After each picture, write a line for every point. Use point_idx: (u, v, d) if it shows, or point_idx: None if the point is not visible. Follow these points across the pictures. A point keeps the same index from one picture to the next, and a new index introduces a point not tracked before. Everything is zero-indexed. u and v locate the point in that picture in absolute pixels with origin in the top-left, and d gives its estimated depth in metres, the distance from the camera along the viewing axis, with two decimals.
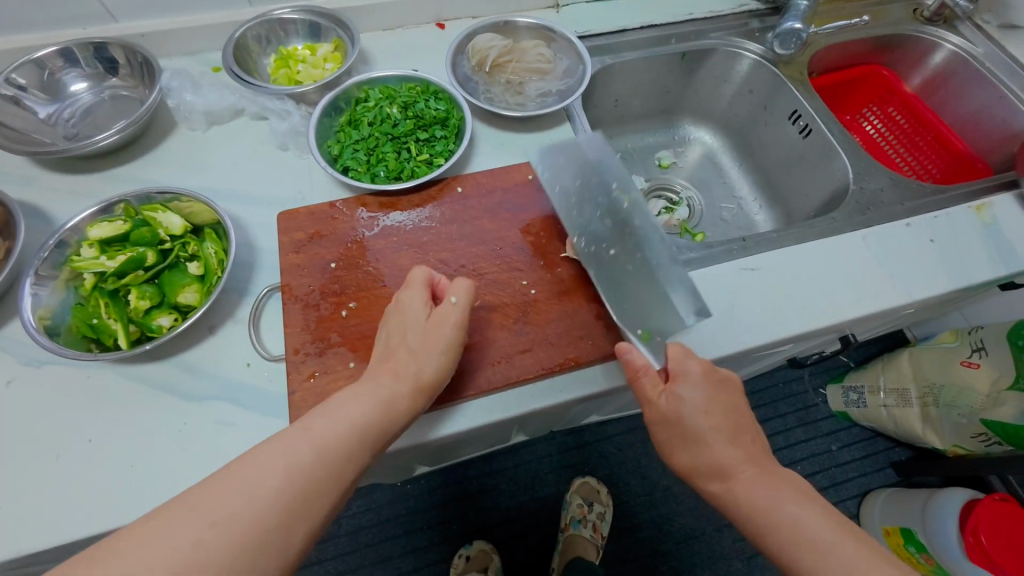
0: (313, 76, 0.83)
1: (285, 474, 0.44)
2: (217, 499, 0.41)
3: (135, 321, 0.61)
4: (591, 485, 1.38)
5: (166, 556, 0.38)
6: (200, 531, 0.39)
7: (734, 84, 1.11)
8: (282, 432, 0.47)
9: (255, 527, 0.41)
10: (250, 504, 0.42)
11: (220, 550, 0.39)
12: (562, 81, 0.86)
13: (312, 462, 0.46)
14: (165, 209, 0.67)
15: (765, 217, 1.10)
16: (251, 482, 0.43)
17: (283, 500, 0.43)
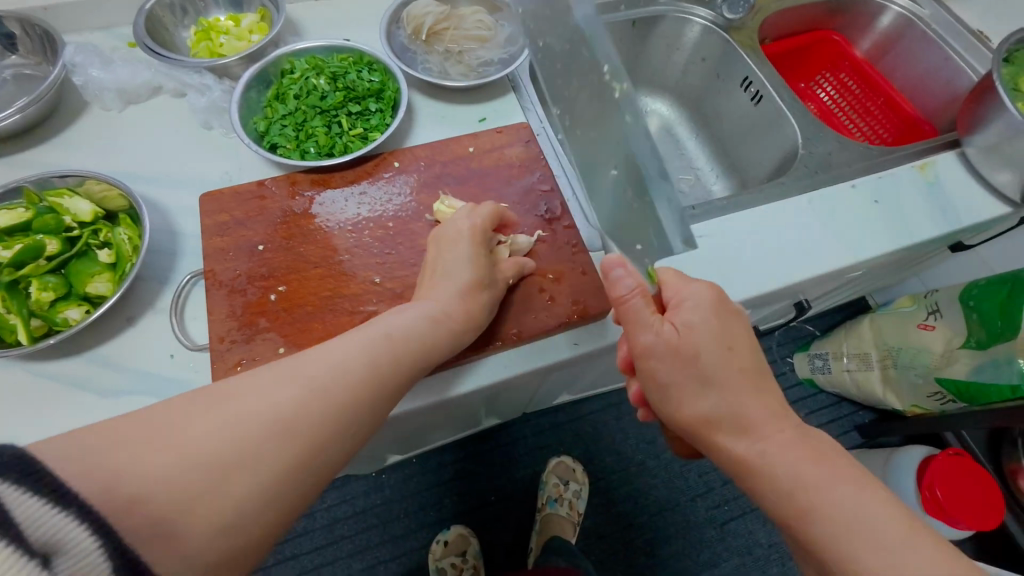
0: (237, 48, 0.77)
1: (299, 396, 0.44)
2: (271, 399, 0.43)
3: (39, 314, 0.56)
4: (568, 463, 1.37)
5: (217, 439, 0.39)
6: (252, 425, 0.41)
7: (685, 52, 1.09)
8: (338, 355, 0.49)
9: (297, 436, 0.43)
10: (298, 411, 0.43)
11: (265, 447, 0.41)
12: (504, 49, 0.83)
13: (342, 387, 0.47)
14: (72, 194, 0.62)
15: (721, 186, 1.10)
16: (304, 392, 0.45)
17: (319, 415, 0.45)
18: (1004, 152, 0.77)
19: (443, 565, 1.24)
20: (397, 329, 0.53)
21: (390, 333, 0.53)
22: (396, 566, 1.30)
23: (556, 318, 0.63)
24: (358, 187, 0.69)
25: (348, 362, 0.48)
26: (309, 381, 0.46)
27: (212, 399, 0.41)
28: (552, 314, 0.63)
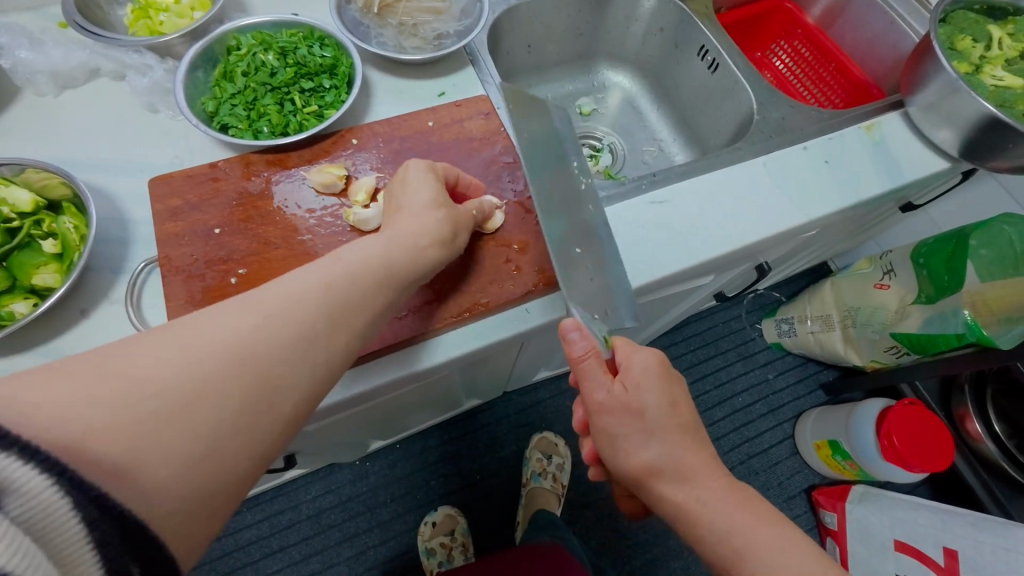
0: (178, 26, 0.74)
1: (250, 328, 0.41)
2: (191, 339, 0.38)
3: None
4: (547, 438, 1.41)
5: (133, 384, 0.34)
6: (173, 363, 0.36)
7: (643, 22, 1.09)
8: (249, 293, 0.44)
9: (218, 374, 0.38)
10: (217, 350, 0.39)
11: (190, 387, 0.36)
12: (459, 20, 0.81)
13: (268, 319, 0.42)
14: (9, 183, 0.59)
15: (684, 156, 1.12)
16: (222, 328, 0.40)
17: (241, 350, 0.40)
18: (943, 110, 0.81)
19: (432, 544, 1.26)
20: (351, 255, 0.51)
21: (359, 254, 0.52)
22: (385, 550, 1.31)
23: (521, 285, 0.64)
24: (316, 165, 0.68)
25: (285, 302, 0.44)
26: (159, 363, 0.36)
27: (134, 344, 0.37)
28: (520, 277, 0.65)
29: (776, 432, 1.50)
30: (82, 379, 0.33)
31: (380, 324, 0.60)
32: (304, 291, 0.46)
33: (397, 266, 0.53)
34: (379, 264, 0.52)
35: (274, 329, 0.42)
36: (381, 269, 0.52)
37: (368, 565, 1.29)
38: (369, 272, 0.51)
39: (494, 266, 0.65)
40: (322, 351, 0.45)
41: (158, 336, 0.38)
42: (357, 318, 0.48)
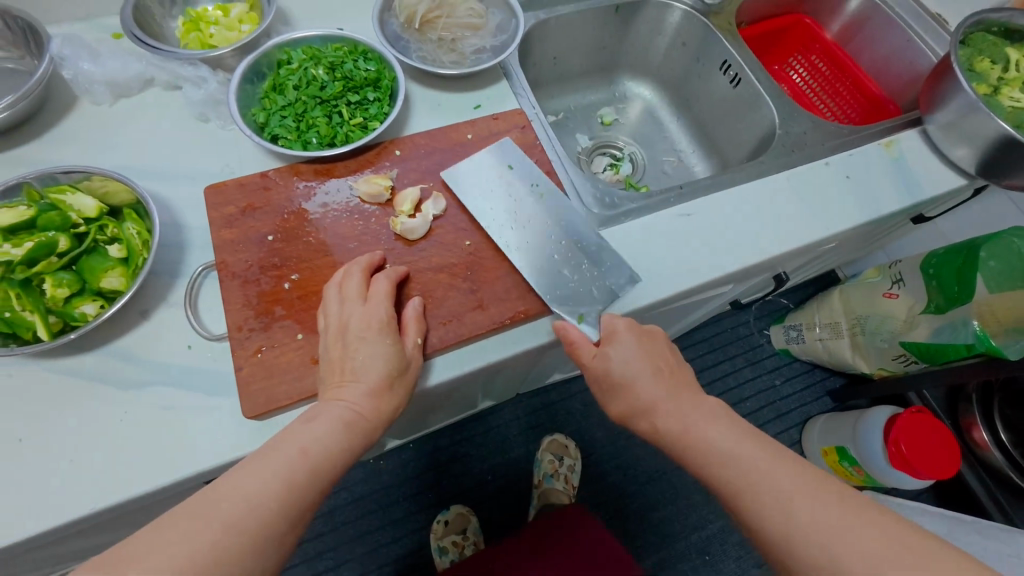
0: (228, 39, 0.77)
1: (276, 480, 0.45)
2: (222, 505, 0.42)
3: (55, 311, 0.56)
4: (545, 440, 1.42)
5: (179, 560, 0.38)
6: (213, 534, 0.40)
7: (667, 37, 1.12)
8: (268, 447, 0.47)
9: (256, 530, 0.42)
10: (250, 510, 0.42)
11: (233, 548, 0.40)
12: (496, 36, 0.84)
13: (292, 463, 0.46)
14: (76, 190, 0.62)
15: (703, 167, 1.15)
16: (251, 484, 0.44)
17: (271, 501, 0.44)
18: (963, 129, 0.84)
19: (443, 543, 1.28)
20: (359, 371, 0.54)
21: (364, 367, 0.54)
22: (399, 548, 1.34)
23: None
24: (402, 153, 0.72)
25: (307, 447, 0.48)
26: (199, 533, 0.40)
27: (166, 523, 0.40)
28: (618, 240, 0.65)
29: (784, 437, 1.53)
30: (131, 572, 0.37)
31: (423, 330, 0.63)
32: (319, 428, 0.49)
33: (372, 411, 0.53)
34: (352, 421, 0.51)
35: (256, 502, 0.43)
36: (360, 422, 0.52)
37: (383, 562, 1.32)
38: (341, 434, 0.50)
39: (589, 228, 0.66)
40: (339, 468, 0.49)
41: (160, 526, 0.40)
42: (369, 434, 0.53)
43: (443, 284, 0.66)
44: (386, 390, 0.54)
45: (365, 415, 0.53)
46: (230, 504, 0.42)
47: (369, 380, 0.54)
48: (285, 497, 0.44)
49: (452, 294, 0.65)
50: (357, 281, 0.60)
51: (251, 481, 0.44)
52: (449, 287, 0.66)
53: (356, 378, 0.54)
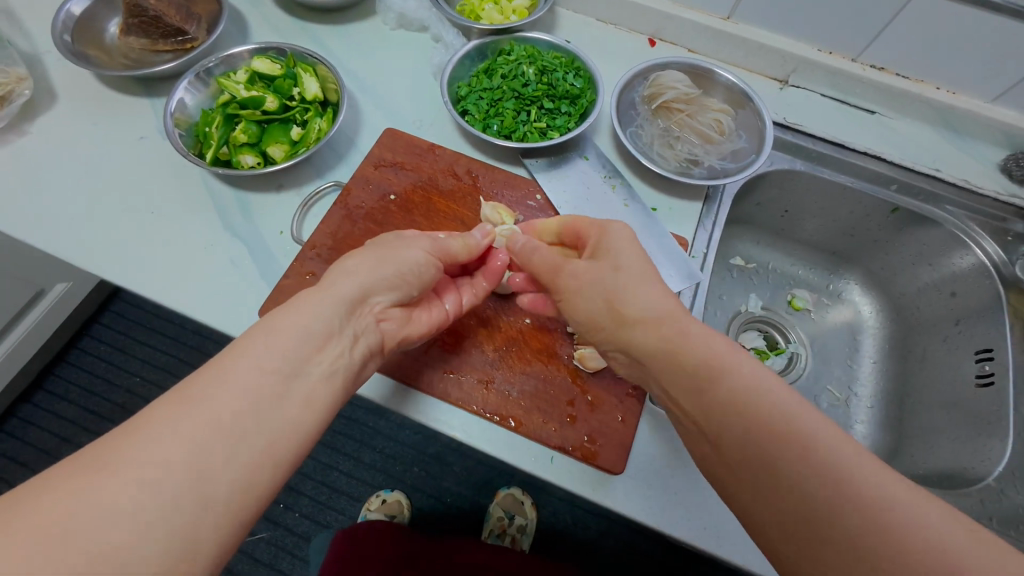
0: (492, 19, 0.86)
1: (249, 372, 0.39)
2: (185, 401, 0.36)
3: (230, 147, 0.69)
4: (517, 495, 1.21)
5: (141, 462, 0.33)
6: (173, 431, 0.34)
7: (938, 274, 0.87)
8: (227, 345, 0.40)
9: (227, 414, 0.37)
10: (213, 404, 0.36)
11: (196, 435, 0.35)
12: (722, 159, 0.75)
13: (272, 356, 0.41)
14: (311, 75, 0.74)
15: (867, 433, 0.87)
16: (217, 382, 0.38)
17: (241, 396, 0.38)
18: None
19: (370, 516, 1.17)
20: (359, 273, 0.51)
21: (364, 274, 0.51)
22: None
23: (653, 301, 0.48)
24: (576, 172, 0.74)
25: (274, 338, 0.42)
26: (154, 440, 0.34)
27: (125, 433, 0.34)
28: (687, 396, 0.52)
29: None
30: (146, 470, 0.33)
31: (421, 364, 0.60)
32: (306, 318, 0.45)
33: (335, 313, 0.46)
34: (310, 327, 0.44)
35: (177, 424, 0.35)
36: (322, 327, 0.45)
37: None
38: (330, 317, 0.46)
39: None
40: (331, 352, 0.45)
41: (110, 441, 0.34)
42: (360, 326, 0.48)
43: (474, 338, 0.61)
44: (359, 292, 0.49)
45: (331, 317, 0.46)
46: (145, 429, 0.34)
47: (339, 287, 0.48)
48: (209, 415, 0.36)
49: (472, 353, 0.61)
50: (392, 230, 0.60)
51: (166, 399, 0.36)
52: (477, 344, 0.61)
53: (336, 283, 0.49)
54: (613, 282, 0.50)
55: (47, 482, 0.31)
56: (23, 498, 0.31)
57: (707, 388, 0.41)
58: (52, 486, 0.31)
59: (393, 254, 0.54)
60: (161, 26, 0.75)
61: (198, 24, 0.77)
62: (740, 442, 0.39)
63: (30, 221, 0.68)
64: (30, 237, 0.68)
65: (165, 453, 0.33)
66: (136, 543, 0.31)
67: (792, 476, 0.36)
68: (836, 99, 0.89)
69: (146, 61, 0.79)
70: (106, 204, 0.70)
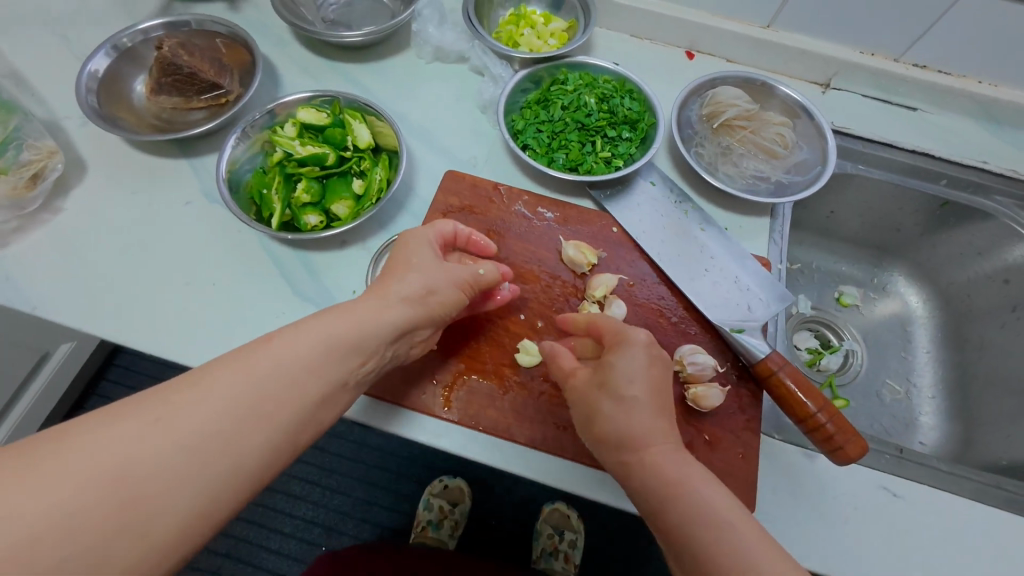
0: (532, 45, 0.82)
1: (254, 373, 0.38)
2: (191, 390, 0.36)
3: (292, 208, 0.66)
4: (563, 510, 1.13)
5: (126, 443, 0.33)
6: (163, 418, 0.34)
7: (991, 263, 0.88)
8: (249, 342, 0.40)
9: (223, 415, 0.36)
10: (213, 401, 0.36)
11: (190, 431, 0.35)
12: (788, 173, 0.74)
13: (278, 359, 0.40)
14: (362, 121, 0.70)
15: (933, 424, 0.87)
16: (224, 377, 0.37)
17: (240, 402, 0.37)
18: None
19: (432, 502, 1.12)
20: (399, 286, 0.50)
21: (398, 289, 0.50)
22: None
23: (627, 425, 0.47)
24: (642, 197, 0.72)
25: (287, 347, 0.41)
26: (149, 423, 0.34)
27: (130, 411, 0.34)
28: (825, 434, 0.55)
29: None
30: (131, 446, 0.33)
31: (532, 420, 0.58)
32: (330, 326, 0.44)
33: (356, 328, 0.45)
34: (335, 335, 0.43)
35: (194, 414, 0.35)
36: (344, 338, 0.44)
37: None
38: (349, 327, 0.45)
39: (808, 393, 0.56)
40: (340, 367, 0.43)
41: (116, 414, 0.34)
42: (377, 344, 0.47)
43: None
44: (379, 316, 0.47)
45: (355, 328, 0.45)
46: (146, 410, 0.34)
47: (367, 307, 0.47)
48: (205, 411, 0.36)
49: None
50: (420, 246, 0.56)
51: (196, 378, 0.37)
52: None
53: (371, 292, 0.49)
54: (595, 402, 0.50)
55: (78, 432, 0.33)
56: (54, 444, 0.32)
57: (664, 512, 0.41)
58: (83, 437, 0.32)
59: (424, 265, 0.53)
60: (196, 83, 0.71)
61: (231, 77, 0.73)
62: (685, 571, 0.39)
63: (70, 302, 0.63)
64: (72, 320, 0.62)
65: (186, 429, 0.34)
66: (146, 510, 0.32)
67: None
68: (879, 99, 0.90)
69: (179, 120, 0.75)
70: (156, 277, 0.65)
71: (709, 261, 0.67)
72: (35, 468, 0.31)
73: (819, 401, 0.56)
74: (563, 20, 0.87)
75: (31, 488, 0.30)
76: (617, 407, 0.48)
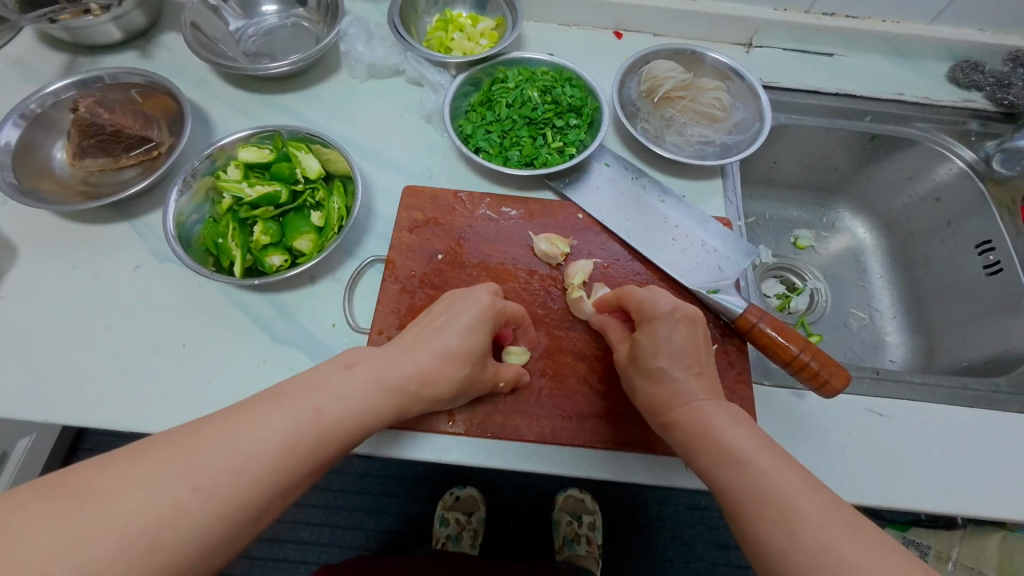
0: (464, 47, 0.82)
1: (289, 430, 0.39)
2: (231, 436, 0.37)
3: (253, 252, 0.64)
4: (576, 495, 1.15)
5: (165, 486, 0.33)
6: (206, 468, 0.34)
7: (922, 186, 0.95)
8: (288, 393, 0.41)
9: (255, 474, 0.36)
10: (251, 452, 0.36)
11: (228, 483, 0.35)
12: (730, 134, 0.78)
13: (307, 416, 0.40)
14: (308, 150, 0.69)
15: (899, 341, 0.93)
16: (262, 429, 0.38)
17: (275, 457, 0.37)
18: None
19: (448, 515, 1.11)
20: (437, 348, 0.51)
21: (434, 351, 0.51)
22: None
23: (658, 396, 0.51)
24: (599, 180, 0.73)
25: (326, 411, 0.41)
26: (190, 469, 0.34)
27: (175, 449, 0.35)
28: (810, 371, 0.58)
29: None
30: (173, 487, 0.33)
31: (539, 415, 0.58)
32: (361, 385, 0.44)
33: (386, 392, 0.46)
34: (373, 400, 0.45)
35: (228, 460, 0.35)
36: (379, 400, 0.45)
37: None
38: (378, 391, 0.45)
39: (788, 338, 0.59)
40: (366, 428, 0.44)
41: (157, 451, 0.34)
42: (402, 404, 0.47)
43: (577, 375, 0.61)
44: (433, 387, 0.50)
45: (396, 388, 0.47)
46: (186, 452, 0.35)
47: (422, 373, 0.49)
48: (241, 462, 0.36)
49: (582, 390, 0.60)
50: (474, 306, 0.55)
51: (244, 427, 0.37)
52: (582, 381, 0.61)
53: (403, 352, 0.49)
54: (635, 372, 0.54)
55: (137, 475, 0.33)
56: (106, 493, 0.32)
57: (701, 449, 0.45)
58: (129, 481, 0.32)
59: (461, 318, 0.54)
60: (123, 140, 0.67)
61: (159, 127, 0.70)
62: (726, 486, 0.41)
63: (23, 394, 0.58)
64: (32, 413, 0.58)
65: (230, 488, 0.35)
66: (183, 568, 0.32)
67: (757, 533, 0.37)
68: (798, 51, 0.95)
69: (111, 181, 0.70)
70: (118, 349, 0.62)
71: (673, 230, 0.69)
72: (88, 517, 0.30)
73: (800, 343, 0.59)
74: (490, 18, 0.87)
75: (82, 543, 0.30)
76: (650, 373, 0.52)
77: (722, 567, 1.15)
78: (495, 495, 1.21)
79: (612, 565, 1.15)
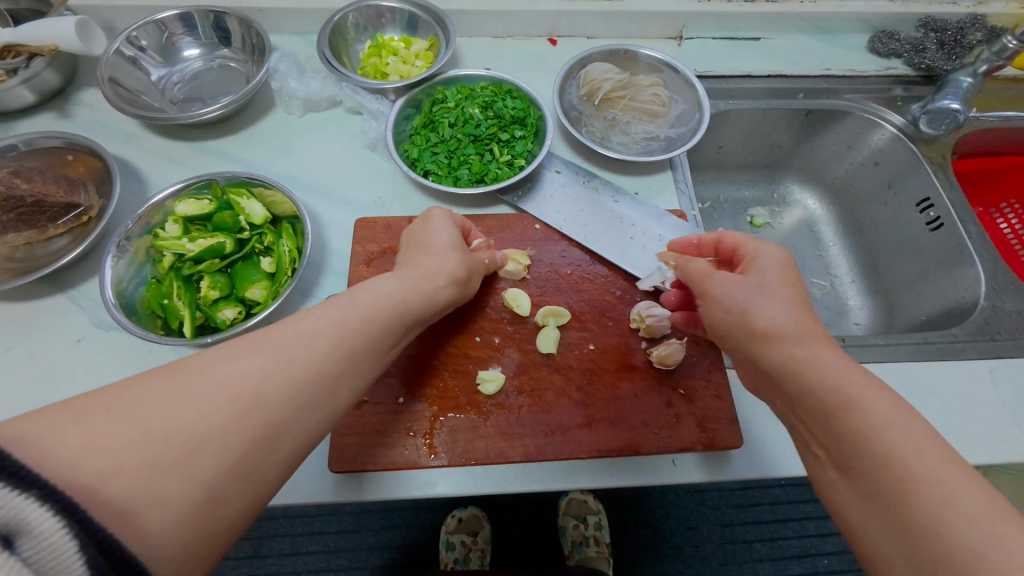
0: (400, 71, 0.82)
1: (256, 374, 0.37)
2: (193, 385, 0.35)
3: (203, 309, 0.61)
4: (579, 497, 1.15)
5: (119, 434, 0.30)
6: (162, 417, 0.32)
7: (860, 153, 0.99)
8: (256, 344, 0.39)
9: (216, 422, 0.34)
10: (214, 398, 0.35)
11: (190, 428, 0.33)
12: (673, 128, 0.79)
13: (277, 361, 0.39)
14: (250, 195, 0.66)
15: (860, 304, 0.97)
16: (228, 376, 0.36)
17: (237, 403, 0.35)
18: None
19: (452, 539, 1.09)
20: (433, 268, 0.55)
21: (435, 267, 0.55)
22: None
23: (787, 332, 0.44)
24: (551, 188, 0.73)
25: (297, 349, 0.40)
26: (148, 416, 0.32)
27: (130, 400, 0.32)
28: None
29: None
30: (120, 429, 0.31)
31: (524, 434, 0.57)
32: (335, 327, 0.44)
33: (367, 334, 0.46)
34: (342, 335, 0.44)
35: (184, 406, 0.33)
36: (358, 337, 0.45)
37: None
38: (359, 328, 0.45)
39: None
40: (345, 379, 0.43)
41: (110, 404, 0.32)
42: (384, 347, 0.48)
43: (556, 387, 0.60)
44: (429, 289, 0.53)
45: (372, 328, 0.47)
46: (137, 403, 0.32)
47: (424, 277, 0.54)
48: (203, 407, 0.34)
49: (563, 402, 0.59)
50: (440, 223, 0.60)
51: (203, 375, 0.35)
52: (561, 394, 0.60)
53: (411, 271, 0.54)
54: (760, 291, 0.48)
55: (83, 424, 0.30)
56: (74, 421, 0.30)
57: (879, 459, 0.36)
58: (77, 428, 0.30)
59: (450, 244, 0.58)
60: (47, 209, 0.63)
61: (85, 190, 0.66)
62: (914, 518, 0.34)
63: None
64: None
65: (201, 423, 0.33)
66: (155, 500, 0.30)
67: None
68: (726, 38, 0.98)
69: (40, 253, 0.66)
70: None
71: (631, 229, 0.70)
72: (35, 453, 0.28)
73: None
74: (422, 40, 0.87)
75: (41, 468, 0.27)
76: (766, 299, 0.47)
77: (730, 545, 1.16)
78: (497, 511, 1.18)
79: (624, 562, 1.14)
